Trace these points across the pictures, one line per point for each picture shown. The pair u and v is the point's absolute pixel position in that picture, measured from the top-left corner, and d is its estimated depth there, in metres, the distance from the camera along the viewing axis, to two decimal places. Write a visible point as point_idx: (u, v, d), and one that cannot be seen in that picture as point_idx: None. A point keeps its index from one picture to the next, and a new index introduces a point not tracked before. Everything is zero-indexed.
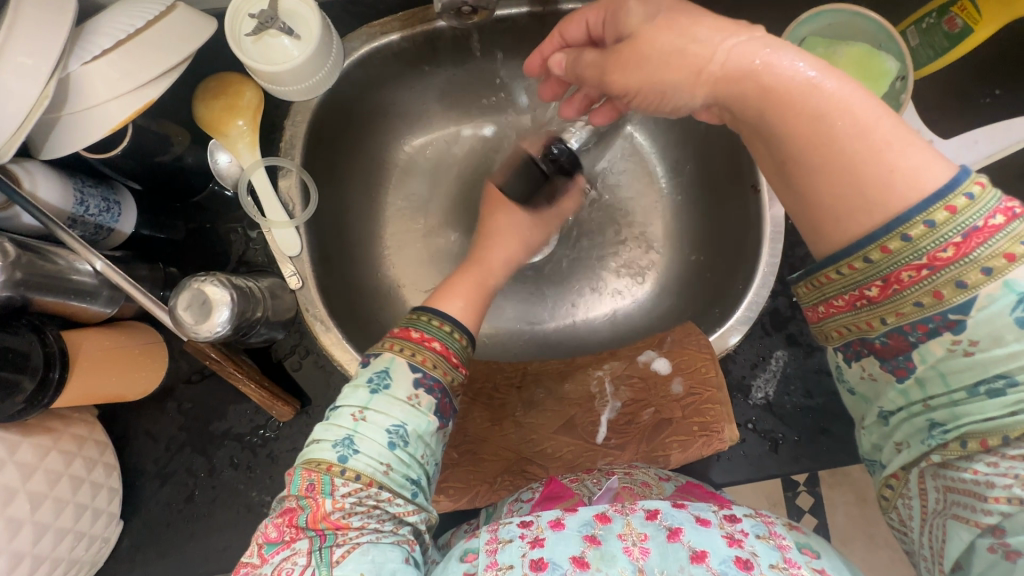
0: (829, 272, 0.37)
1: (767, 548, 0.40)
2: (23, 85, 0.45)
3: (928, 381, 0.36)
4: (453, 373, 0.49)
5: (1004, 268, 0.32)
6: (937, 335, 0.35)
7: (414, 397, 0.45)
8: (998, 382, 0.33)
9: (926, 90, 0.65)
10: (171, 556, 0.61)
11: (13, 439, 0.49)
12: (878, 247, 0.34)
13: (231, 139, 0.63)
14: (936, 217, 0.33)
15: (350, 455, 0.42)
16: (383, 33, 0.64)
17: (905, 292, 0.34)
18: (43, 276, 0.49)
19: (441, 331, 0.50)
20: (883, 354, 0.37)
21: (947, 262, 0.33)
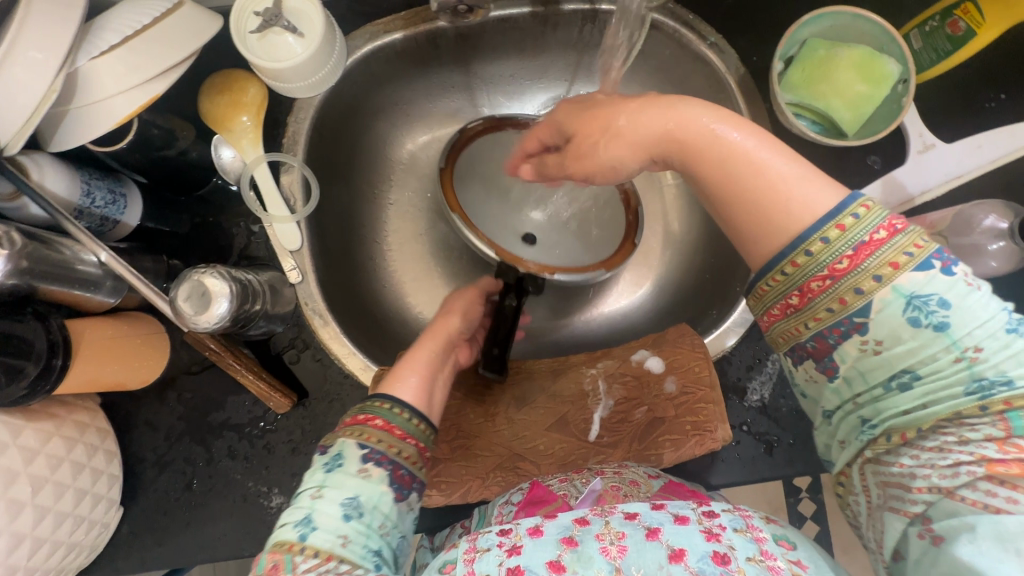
0: (763, 284, 0.39)
1: (744, 540, 0.41)
2: (33, 77, 0.46)
3: (853, 381, 0.38)
4: (401, 445, 0.46)
5: (892, 274, 0.35)
6: (849, 337, 0.37)
7: (365, 472, 0.43)
8: (905, 376, 0.36)
9: (929, 94, 0.64)
10: (168, 543, 0.61)
11: (16, 423, 0.50)
12: (789, 263, 0.37)
13: (236, 134, 0.64)
14: (830, 235, 0.36)
15: (309, 533, 0.40)
16: (386, 32, 0.66)
17: (817, 300, 0.37)
18: (49, 265, 0.50)
19: (384, 409, 0.48)
20: (813, 359, 0.39)
21: (844, 272, 0.36)
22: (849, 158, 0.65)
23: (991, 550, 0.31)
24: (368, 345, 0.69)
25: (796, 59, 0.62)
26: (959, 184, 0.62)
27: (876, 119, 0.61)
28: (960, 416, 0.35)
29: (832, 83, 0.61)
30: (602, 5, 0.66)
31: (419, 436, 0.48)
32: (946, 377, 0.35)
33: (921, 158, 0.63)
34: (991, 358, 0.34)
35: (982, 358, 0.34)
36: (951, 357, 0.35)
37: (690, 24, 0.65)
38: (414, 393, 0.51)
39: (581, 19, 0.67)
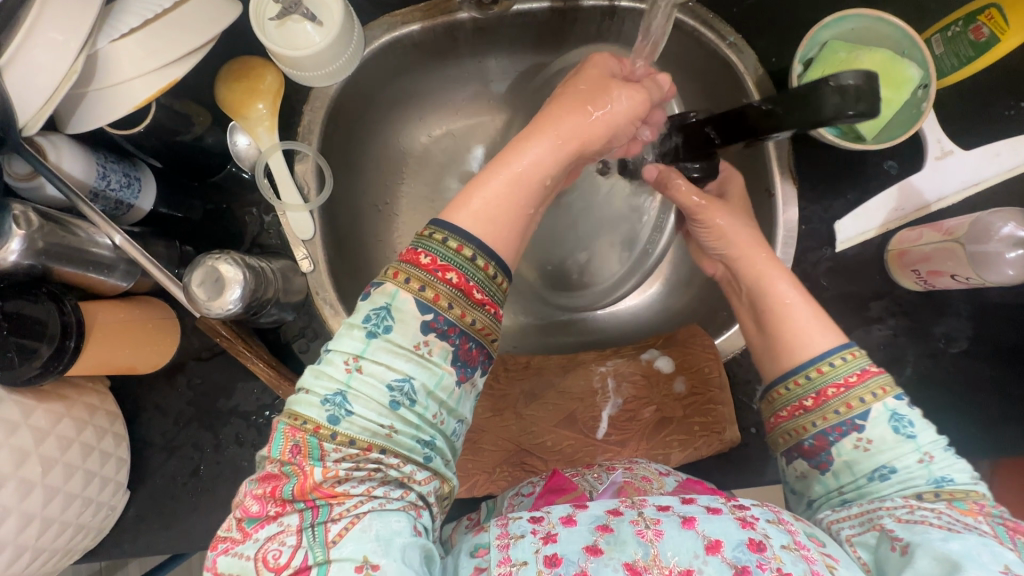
0: (780, 389, 0.49)
1: (778, 531, 0.40)
2: (52, 59, 0.46)
3: (841, 474, 0.45)
4: (476, 312, 0.43)
5: (883, 395, 0.44)
6: (846, 435, 0.45)
7: (424, 344, 0.41)
8: (885, 469, 0.43)
9: (948, 100, 0.64)
10: (175, 527, 0.62)
11: (28, 403, 0.50)
12: (815, 368, 0.46)
13: (252, 121, 0.64)
14: (845, 357, 0.46)
15: (344, 417, 0.39)
16: (403, 24, 0.65)
17: (829, 403, 0.45)
18: (63, 246, 0.50)
19: (439, 241, 0.43)
20: (809, 454, 0.47)
21: (854, 384, 0.45)
22: (865, 163, 0.65)
23: (961, 547, 0.36)
24: None
25: (817, 60, 0.61)
26: (976, 191, 0.63)
27: (895, 124, 0.61)
28: (919, 501, 0.42)
29: None
30: (623, 2, 0.66)
31: (494, 296, 0.44)
32: (911, 473, 0.43)
33: (938, 164, 0.63)
34: (942, 461, 0.43)
35: (936, 463, 0.43)
36: (918, 460, 0.43)
37: (710, 23, 0.64)
38: (483, 225, 0.44)
39: (601, 14, 0.67)
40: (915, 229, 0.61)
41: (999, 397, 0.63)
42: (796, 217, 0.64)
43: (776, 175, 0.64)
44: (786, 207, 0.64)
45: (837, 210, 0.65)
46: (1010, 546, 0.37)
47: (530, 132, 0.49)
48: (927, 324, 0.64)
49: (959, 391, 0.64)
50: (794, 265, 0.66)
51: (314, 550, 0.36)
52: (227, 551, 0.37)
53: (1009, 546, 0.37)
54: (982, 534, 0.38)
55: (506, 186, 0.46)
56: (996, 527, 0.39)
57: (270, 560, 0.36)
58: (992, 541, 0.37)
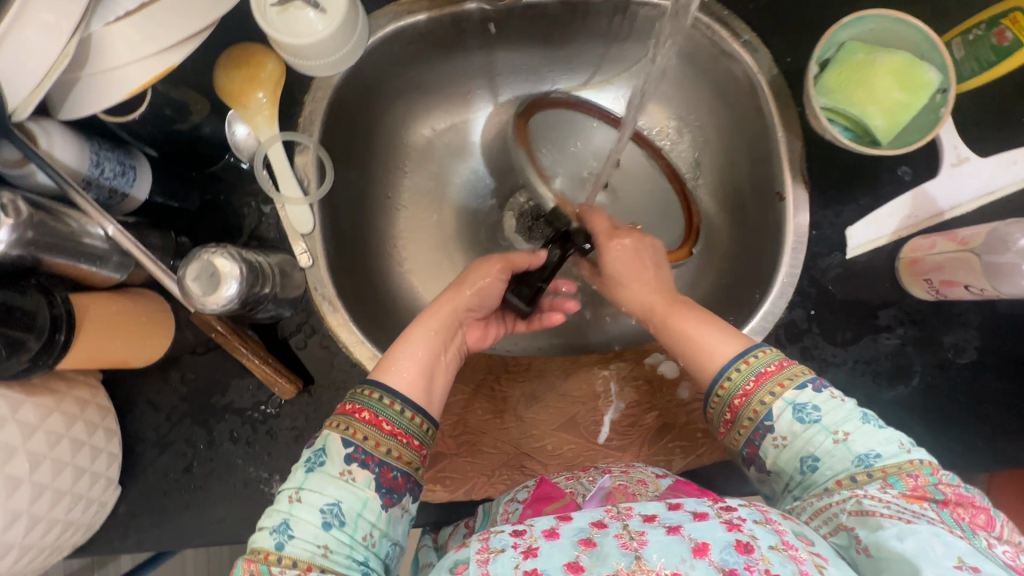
0: (714, 397, 0.50)
1: (766, 531, 0.39)
2: (44, 40, 0.44)
3: (782, 473, 0.48)
4: (390, 442, 0.46)
5: (781, 391, 0.47)
6: (764, 436, 0.47)
7: (347, 473, 0.44)
8: (809, 458, 0.45)
9: (966, 105, 0.62)
10: (167, 524, 0.61)
11: (16, 397, 0.49)
12: (720, 385, 0.49)
13: (251, 111, 0.62)
14: (740, 366, 0.49)
15: (287, 541, 0.42)
16: (409, 13, 0.63)
17: (742, 411, 0.48)
18: (54, 236, 0.49)
19: (373, 399, 0.48)
20: (750, 460, 0.50)
21: (753, 391, 0.48)
22: (879, 168, 0.64)
23: (916, 545, 0.37)
24: (378, 334, 0.67)
25: (832, 62, 0.60)
26: (990, 200, 0.61)
27: (912, 128, 0.60)
28: (856, 483, 0.43)
29: (870, 89, 0.59)
30: None
31: (419, 437, 0.48)
32: (835, 457, 0.44)
33: (955, 171, 0.61)
34: (858, 438, 0.45)
35: (852, 439, 0.45)
36: (832, 441, 0.45)
37: (724, 20, 0.63)
38: (407, 383, 0.49)
39: (611, 9, 0.66)
40: (928, 237, 0.60)
41: (1006, 410, 0.62)
42: (806, 222, 0.63)
43: (787, 179, 0.63)
44: (797, 211, 0.62)
45: (848, 215, 0.64)
46: (960, 534, 0.38)
47: (430, 308, 0.56)
48: (936, 334, 0.63)
49: (966, 403, 0.63)
50: (803, 271, 0.64)
51: None
52: None
53: (960, 535, 0.38)
54: (932, 524, 0.38)
55: (414, 371, 0.50)
56: (942, 514, 0.40)
57: None
58: (943, 531, 0.38)
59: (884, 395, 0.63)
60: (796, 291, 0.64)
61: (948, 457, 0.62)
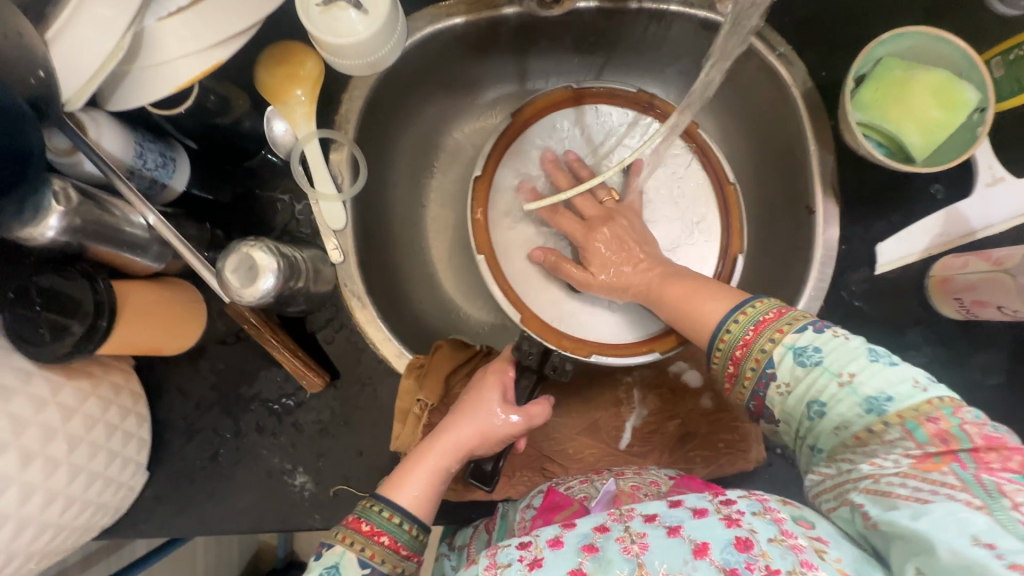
0: (712, 355, 0.50)
1: (764, 522, 0.39)
2: (102, 33, 0.45)
3: (791, 421, 0.45)
4: (401, 562, 0.48)
5: (781, 336, 0.45)
6: (768, 383, 0.46)
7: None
8: (815, 404, 0.43)
9: (1005, 124, 0.62)
10: (191, 511, 0.62)
11: (57, 380, 0.50)
12: (719, 339, 0.49)
13: (290, 106, 0.63)
14: (738, 318, 0.48)
15: None
16: (448, 16, 0.64)
17: (744, 360, 0.47)
18: (99, 225, 0.50)
19: (389, 522, 0.48)
20: (759, 413, 0.48)
21: (752, 342, 0.46)
22: (912, 185, 0.63)
23: (925, 522, 0.35)
24: (403, 331, 0.68)
25: (869, 77, 0.60)
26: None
27: (948, 146, 0.59)
28: (873, 433, 0.40)
29: (908, 105, 0.59)
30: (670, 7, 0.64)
31: (418, 547, 0.50)
32: (843, 402, 0.42)
33: (988, 191, 0.61)
34: (866, 380, 0.41)
35: (859, 381, 0.42)
36: (837, 384, 0.42)
37: (761, 32, 0.63)
38: (418, 502, 0.50)
39: (648, 17, 0.66)
40: (961, 255, 0.60)
41: None
42: (836, 237, 0.63)
43: (818, 193, 0.63)
44: (827, 226, 0.62)
45: (879, 231, 0.64)
46: (979, 504, 0.35)
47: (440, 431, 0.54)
48: (964, 354, 0.63)
49: (994, 424, 0.62)
50: (831, 285, 0.64)
51: None
52: None
53: (980, 505, 0.35)
54: (948, 498, 0.36)
55: (422, 485, 0.51)
56: (963, 475, 0.37)
57: None
58: (961, 507, 0.35)
59: None
60: (824, 304, 0.64)
61: None
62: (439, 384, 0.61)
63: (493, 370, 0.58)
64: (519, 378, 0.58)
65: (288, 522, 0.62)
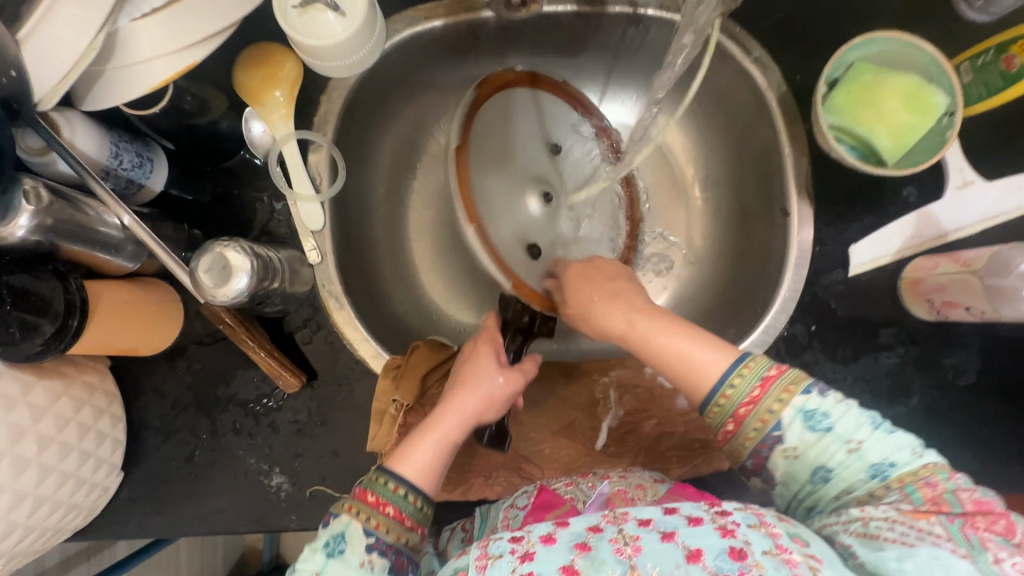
0: (713, 408, 0.46)
1: (760, 535, 0.39)
2: (74, 32, 0.45)
3: (790, 484, 0.46)
4: (408, 535, 0.47)
5: (782, 409, 0.44)
6: (774, 448, 0.44)
7: (367, 562, 0.45)
8: (823, 471, 0.44)
9: (976, 128, 0.63)
10: (167, 512, 0.62)
11: (28, 379, 0.50)
12: (721, 396, 0.45)
13: (268, 108, 0.63)
14: (742, 374, 0.45)
15: None
16: (427, 19, 0.65)
17: (736, 436, 0.45)
18: (72, 225, 0.50)
19: (397, 494, 0.47)
20: (756, 473, 0.47)
21: (758, 398, 0.44)
22: (885, 188, 0.64)
23: (915, 567, 0.35)
24: (382, 332, 0.68)
25: (842, 81, 0.61)
26: (995, 224, 0.62)
27: (920, 149, 0.60)
28: (874, 498, 0.42)
29: (879, 109, 0.59)
30: (647, 10, 0.65)
31: (423, 518, 0.49)
32: (849, 468, 0.43)
33: (958, 195, 0.62)
34: (871, 447, 0.43)
35: (865, 448, 0.43)
36: (844, 451, 0.43)
37: (735, 37, 0.64)
38: (426, 473, 0.49)
39: (625, 21, 0.66)
40: (931, 257, 0.60)
41: (1006, 435, 0.62)
42: (810, 238, 0.64)
43: (792, 195, 0.64)
44: (801, 227, 0.63)
45: (853, 233, 0.64)
46: (965, 553, 0.36)
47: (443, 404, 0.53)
48: (937, 355, 0.63)
49: (966, 425, 0.63)
50: (806, 286, 0.65)
51: None
52: None
53: (965, 553, 0.35)
54: (935, 545, 0.36)
55: (434, 449, 0.51)
56: (950, 529, 0.37)
57: None
58: (946, 553, 0.35)
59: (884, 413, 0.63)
60: (798, 305, 0.65)
61: None
62: (415, 384, 0.61)
63: (486, 336, 0.58)
64: (512, 341, 0.59)
65: (264, 523, 0.62)
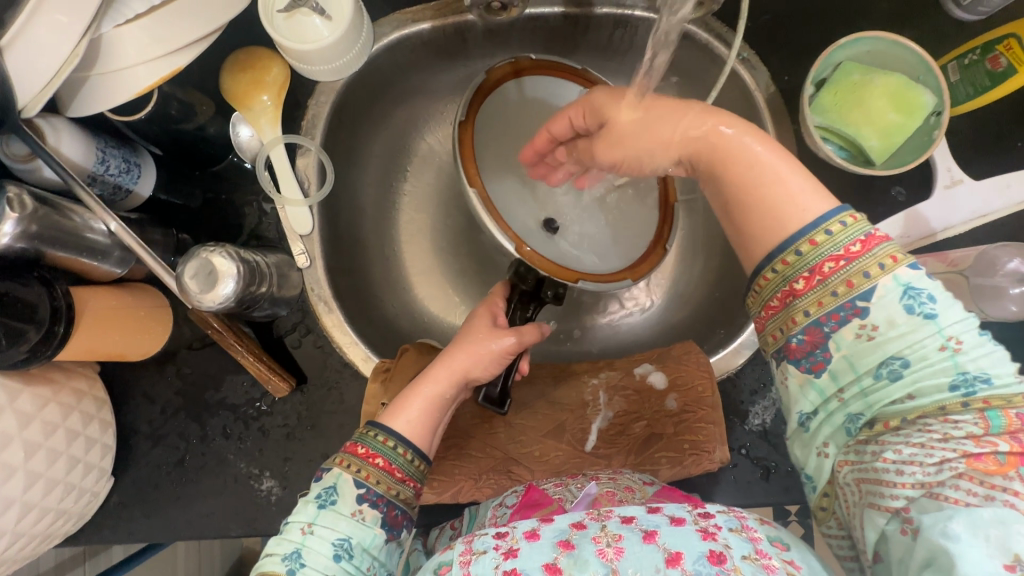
0: (765, 273, 0.42)
1: (740, 539, 0.40)
2: (56, 41, 0.45)
3: (841, 373, 0.40)
4: (399, 486, 0.48)
5: (891, 266, 0.38)
6: (848, 322, 0.39)
7: (358, 512, 0.46)
8: (895, 364, 0.38)
9: (962, 128, 0.63)
10: (157, 516, 0.62)
11: (14, 386, 0.50)
12: (781, 259, 0.41)
13: (255, 113, 0.63)
14: (832, 229, 0.39)
15: (298, 569, 0.43)
16: (414, 21, 0.65)
17: (826, 282, 0.39)
18: (57, 231, 0.50)
19: (387, 446, 0.49)
20: (800, 353, 0.41)
21: (857, 255, 0.39)
22: (874, 188, 0.64)
23: (965, 530, 0.34)
24: (372, 335, 0.68)
25: (829, 82, 0.61)
26: (982, 222, 0.62)
27: (906, 149, 0.60)
28: (944, 411, 0.38)
29: (865, 109, 0.59)
30: (636, 11, 0.65)
31: (415, 473, 0.50)
32: (932, 369, 0.38)
33: (948, 193, 0.62)
34: (969, 354, 0.37)
35: (963, 353, 0.37)
36: (938, 346, 0.38)
37: (722, 38, 0.64)
38: (417, 429, 0.51)
39: (613, 22, 0.66)
40: (919, 257, 0.60)
41: None
42: None
43: None
44: None
45: None
46: None
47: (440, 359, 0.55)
48: None
49: None
50: None
51: None
52: None
53: None
54: (1000, 502, 0.34)
55: (421, 409, 0.51)
56: None
57: None
58: (1015, 515, 0.33)
59: None
60: None
61: None
62: (404, 388, 0.61)
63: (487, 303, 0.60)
64: (515, 308, 0.60)
65: (254, 527, 0.62)
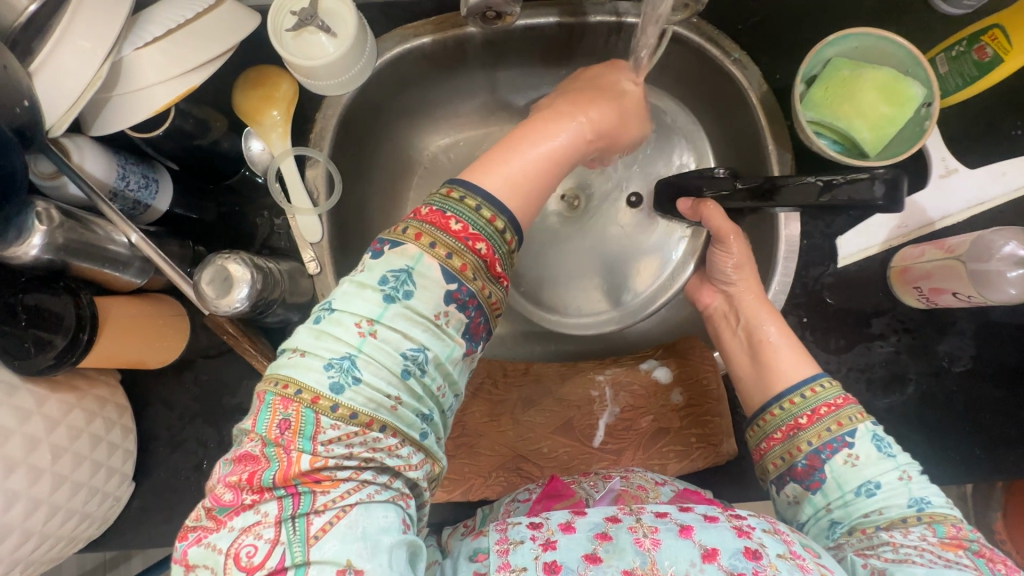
0: (771, 410, 0.52)
1: (774, 540, 0.40)
2: (80, 64, 0.48)
3: (829, 490, 0.47)
4: (492, 286, 0.45)
5: (863, 415, 0.48)
6: (836, 452, 0.47)
7: (442, 313, 0.42)
8: (871, 485, 0.46)
9: (955, 119, 0.64)
10: (177, 519, 0.64)
11: (41, 392, 0.52)
12: (790, 398, 0.51)
13: (266, 127, 0.66)
14: (824, 384, 0.51)
15: (348, 386, 0.38)
16: (416, 35, 0.67)
17: (821, 421, 0.49)
18: (82, 243, 0.52)
19: (479, 214, 0.44)
20: (802, 474, 0.49)
21: (842, 405, 0.49)
22: None
23: None
24: None
25: (819, 78, 0.63)
26: (980, 210, 0.63)
27: (898, 141, 0.62)
28: (905, 523, 0.44)
29: (856, 103, 0.61)
30: (629, 18, 0.67)
31: (506, 270, 0.46)
32: (895, 490, 0.45)
33: (943, 182, 0.63)
34: (919, 483, 0.45)
35: (914, 481, 0.45)
36: (897, 476, 0.46)
37: (715, 40, 0.64)
38: (510, 195, 0.46)
39: (607, 30, 0.68)
40: (918, 247, 0.61)
41: (999, 417, 0.63)
42: (797, 232, 0.63)
43: None
44: (788, 222, 0.62)
45: (839, 225, 0.65)
46: None
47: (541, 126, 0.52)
48: (930, 342, 0.64)
49: (962, 412, 0.63)
50: (796, 279, 0.66)
51: (293, 548, 0.34)
52: (201, 541, 0.36)
53: None
54: (962, 569, 0.39)
55: (523, 166, 0.47)
56: (977, 560, 0.40)
57: (244, 558, 0.34)
58: None
59: (879, 402, 0.64)
60: (789, 298, 0.66)
61: (945, 464, 0.63)
62: None
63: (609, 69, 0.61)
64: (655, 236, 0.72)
65: None
